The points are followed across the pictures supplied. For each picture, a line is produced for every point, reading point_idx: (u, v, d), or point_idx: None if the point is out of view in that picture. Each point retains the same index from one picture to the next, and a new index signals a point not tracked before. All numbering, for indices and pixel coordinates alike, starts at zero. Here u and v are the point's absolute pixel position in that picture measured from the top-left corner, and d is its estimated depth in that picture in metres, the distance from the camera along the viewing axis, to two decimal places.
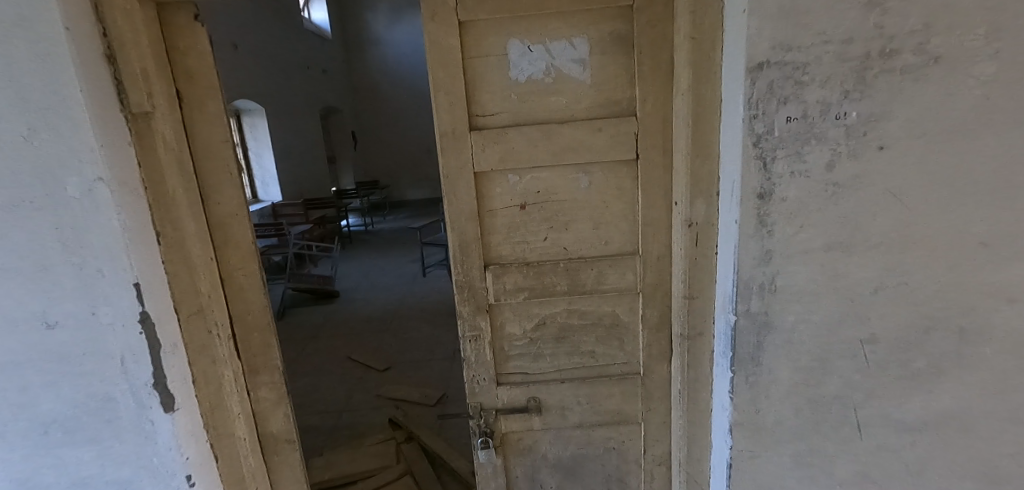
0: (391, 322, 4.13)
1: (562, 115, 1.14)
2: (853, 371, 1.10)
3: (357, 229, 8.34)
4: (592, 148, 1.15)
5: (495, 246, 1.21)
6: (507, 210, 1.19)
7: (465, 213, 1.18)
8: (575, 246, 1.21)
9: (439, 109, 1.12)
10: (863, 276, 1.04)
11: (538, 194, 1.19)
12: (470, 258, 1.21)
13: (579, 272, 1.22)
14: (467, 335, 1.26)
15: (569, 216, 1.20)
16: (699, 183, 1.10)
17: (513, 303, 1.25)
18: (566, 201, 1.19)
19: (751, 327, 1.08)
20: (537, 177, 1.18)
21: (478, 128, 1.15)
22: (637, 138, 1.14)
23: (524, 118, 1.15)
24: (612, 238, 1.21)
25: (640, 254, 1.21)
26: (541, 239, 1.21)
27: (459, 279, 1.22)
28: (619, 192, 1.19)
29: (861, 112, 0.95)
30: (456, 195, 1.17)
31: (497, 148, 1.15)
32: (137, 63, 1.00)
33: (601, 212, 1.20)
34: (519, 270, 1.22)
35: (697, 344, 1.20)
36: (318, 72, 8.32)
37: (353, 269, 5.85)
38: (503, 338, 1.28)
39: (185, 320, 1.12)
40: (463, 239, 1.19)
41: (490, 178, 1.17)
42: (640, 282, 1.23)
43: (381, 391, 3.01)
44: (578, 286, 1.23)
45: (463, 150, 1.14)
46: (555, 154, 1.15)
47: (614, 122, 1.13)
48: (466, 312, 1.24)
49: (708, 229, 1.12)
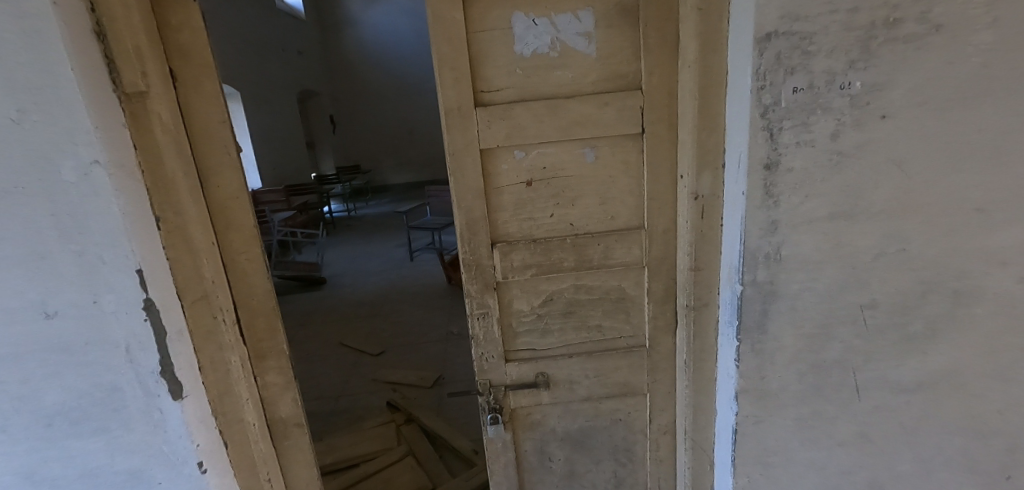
0: (382, 307, 4.10)
1: (568, 90, 1.14)
2: (853, 336, 1.13)
3: (341, 215, 8.22)
4: (599, 123, 1.15)
5: (502, 224, 1.21)
6: (513, 187, 1.19)
7: (472, 190, 1.17)
8: (581, 222, 1.22)
9: (443, 85, 1.10)
10: (865, 244, 1.07)
11: (544, 170, 1.18)
12: (477, 236, 1.21)
13: (586, 249, 1.23)
14: (475, 313, 1.27)
15: (576, 192, 1.20)
16: (706, 155, 1.11)
17: (520, 280, 1.25)
18: (573, 177, 1.19)
19: (757, 297, 1.10)
20: (543, 153, 1.17)
21: (484, 104, 1.13)
22: (642, 111, 1.15)
23: (529, 93, 1.14)
24: (618, 213, 1.22)
25: (646, 228, 1.22)
26: (549, 216, 1.21)
27: (466, 258, 1.22)
28: (625, 166, 1.19)
29: (865, 81, 0.97)
30: (462, 172, 1.16)
31: (503, 124, 1.14)
32: (129, 40, 0.95)
33: (608, 187, 1.20)
34: (526, 248, 1.22)
35: (703, 315, 1.22)
36: (294, 54, 8.08)
37: (339, 255, 5.77)
38: (511, 315, 1.28)
39: (190, 306, 1.10)
40: (470, 217, 1.19)
41: (497, 155, 1.16)
42: (645, 255, 1.24)
43: (377, 376, 3.01)
44: (585, 261, 1.24)
45: (469, 126, 1.13)
46: (562, 130, 1.15)
47: (620, 97, 1.13)
48: (474, 290, 1.24)
49: (714, 202, 1.13)
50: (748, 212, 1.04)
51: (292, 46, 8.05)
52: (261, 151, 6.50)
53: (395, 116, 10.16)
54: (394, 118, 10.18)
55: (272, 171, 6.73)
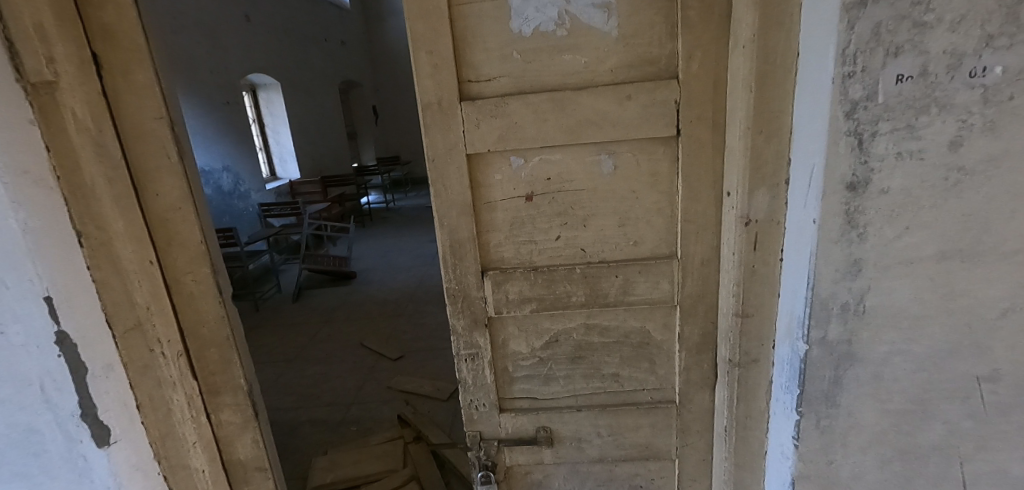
0: (407, 306, 3.95)
1: (578, 79, 0.88)
2: (962, 416, 0.82)
3: (378, 206, 8.17)
4: (619, 123, 0.88)
5: (494, 247, 0.98)
6: (509, 202, 0.95)
7: (457, 206, 0.94)
8: (595, 247, 0.96)
9: (420, 74, 0.87)
10: (990, 296, 0.75)
11: (547, 181, 0.93)
12: (464, 262, 0.98)
13: (601, 282, 0.98)
14: (461, 353, 1.04)
15: (588, 210, 0.94)
16: (762, 168, 0.83)
17: (517, 316, 1.01)
18: (585, 192, 0.93)
19: (827, 359, 0.82)
20: (546, 160, 0.92)
21: (470, 97, 0.90)
22: (677, 107, 0.86)
23: (529, 83, 0.89)
24: (642, 238, 0.95)
25: (678, 258, 0.95)
26: (553, 239, 0.97)
27: (451, 287, 0.99)
28: (653, 178, 0.92)
29: (1012, 66, 0.66)
30: (445, 183, 0.93)
31: (495, 124, 0.90)
32: (30, 19, 0.78)
33: (629, 205, 0.94)
34: (525, 278, 0.98)
35: (751, 373, 0.94)
36: (337, 44, 8.03)
37: (371, 248, 5.68)
38: (505, 357, 1.05)
39: (121, 338, 0.92)
40: (454, 238, 0.96)
41: (487, 162, 0.93)
42: (676, 292, 0.97)
43: (392, 383, 2.83)
44: (599, 298, 0.99)
45: (451, 126, 0.90)
46: (570, 131, 0.89)
47: (648, 88, 0.86)
48: (461, 326, 1.02)
49: (771, 228, 0.85)
50: (820, 247, 0.76)
51: (335, 37, 7.98)
52: (301, 143, 6.36)
53: None
54: None
55: (311, 163, 6.59)
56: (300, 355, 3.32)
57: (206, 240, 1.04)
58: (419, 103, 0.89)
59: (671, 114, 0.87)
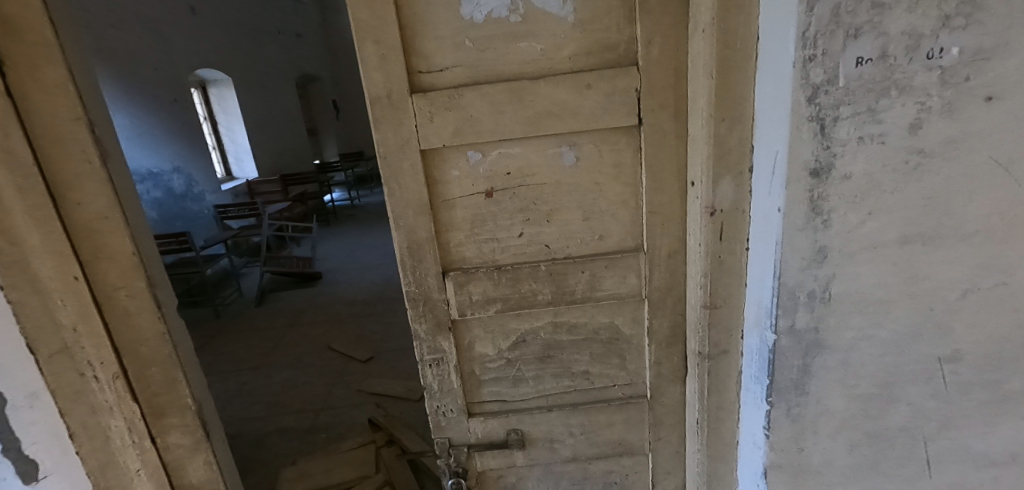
0: (376, 306, 3.85)
1: (536, 67, 0.84)
2: (926, 397, 0.83)
3: (343, 203, 7.95)
4: (580, 113, 0.85)
5: (455, 247, 0.93)
6: (469, 199, 0.91)
7: (413, 205, 0.89)
8: (560, 243, 0.93)
9: (366, 65, 0.81)
10: (950, 278, 0.76)
11: (508, 176, 0.89)
12: (424, 264, 0.93)
13: (567, 279, 0.94)
14: (426, 359, 0.99)
15: (551, 204, 0.91)
16: (726, 156, 0.80)
17: (482, 318, 0.97)
18: (547, 186, 0.90)
19: (795, 348, 0.81)
20: (506, 154, 0.88)
21: (422, 89, 0.84)
22: (638, 95, 0.83)
23: (483, 73, 0.84)
24: (607, 231, 0.93)
25: (645, 251, 0.93)
26: (516, 236, 0.93)
27: (411, 291, 0.94)
28: (615, 170, 0.89)
29: (968, 46, 0.65)
30: (399, 182, 0.87)
31: (449, 117, 0.85)
32: None
33: (593, 198, 0.91)
34: (488, 278, 0.94)
35: (722, 364, 0.93)
36: (293, 36, 7.71)
37: (337, 247, 5.52)
38: (472, 360, 1.01)
39: (46, 362, 0.85)
40: (412, 239, 0.91)
41: (444, 157, 0.88)
42: (644, 285, 0.95)
43: (363, 386, 2.75)
44: (566, 295, 0.96)
45: (403, 120, 0.84)
46: (529, 123, 0.85)
47: (608, 76, 0.82)
48: (423, 331, 0.97)
49: (737, 217, 0.83)
50: (786, 235, 0.75)
51: (291, 29, 7.66)
52: (258, 141, 6.10)
53: None
54: None
55: (270, 161, 6.34)
56: (264, 361, 3.19)
57: (139, 252, 0.95)
58: (367, 96, 0.83)
59: (633, 102, 0.83)
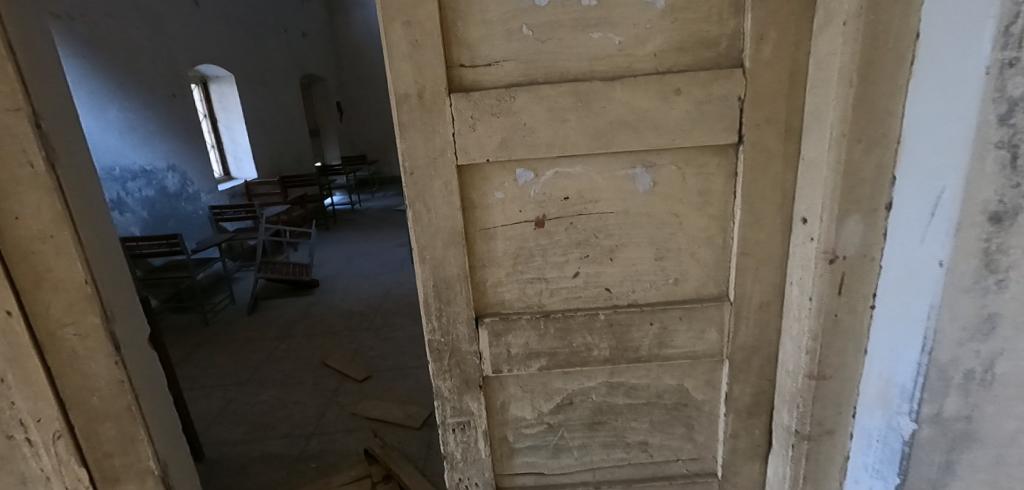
0: (373, 319, 3.64)
1: (608, 65, 0.66)
2: None
3: (342, 207, 7.75)
4: (662, 127, 0.66)
5: (493, 286, 0.76)
6: (514, 228, 0.73)
7: (444, 234, 0.71)
8: (622, 286, 0.76)
9: (393, 55, 0.64)
10: None
11: (566, 201, 0.72)
12: (453, 308, 0.75)
13: (630, 331, 0.76)
14: (449, 422, 0.81)
15: (619, 238, 0.73)
16: (857, 187, 0.62)
17: (521, 374, 0.79)
18: (613, 216, 0.72)
19: (939, 445, 0.59)
20: (564, 174, 0.70)
21: (462, 88, 0.67)
22: (740, 105, 0.65)
23: (543, 71, 0.66)
24: (682, 273, 0.75)
25: (730, 300, 0.74)
26: (571, 275, 0.75)
27: (435, 341, 0.77)
28: (700, 199, 0.71)
29: None
30: (428, 203, 0.70)
31: (497, 124, 0.66)
32: None
33: (669, 233, 0.73)
34: (533, 327, 0.76)
35: (824, 447, 0.74)
36: (298, 35, 7.53)
37: (335, 253, 5.31)
38: (503, 423, 0.83)
39: None
40: (439, 276, 0.73)
41: (484, 174, 0.70)
42: (726, 340, 0.76)
43: (358, 409, 2.53)
44: (627, 350, 0.77)
45: (436, 127, 0.66)
46: (598, 136, 0.67)
47: (703, 82, 0.64)
48: (447, 389, 0.79)
49: (863, 266, 0.65)
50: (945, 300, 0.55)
51: (297, 28, 7.48)
52: (259, 141, 5.90)
53: None
54: None
55: (269, 162, 6.13)
56: (252, 377, 2.97)
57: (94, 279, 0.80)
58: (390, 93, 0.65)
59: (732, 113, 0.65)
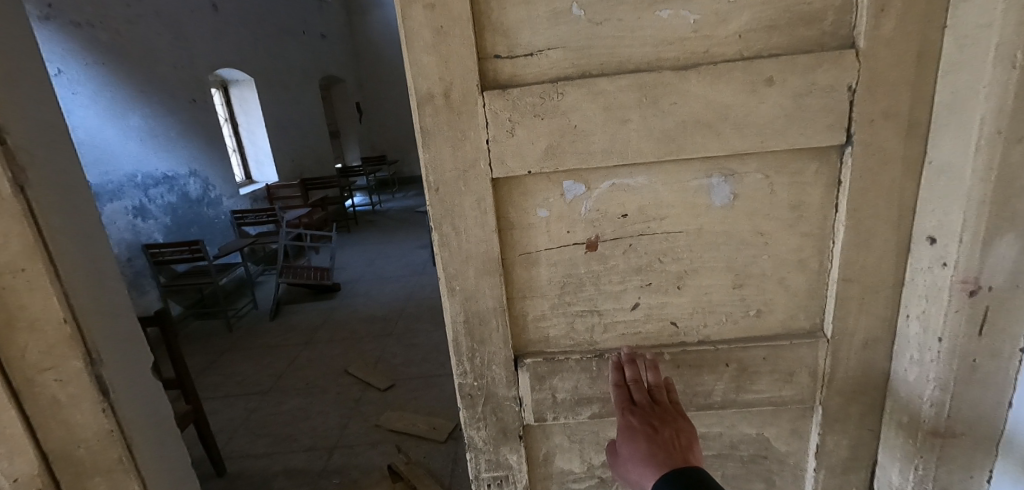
0: (397, 324, 3.56)
1: (674, 50, 0.69)
2: None
3: (364, 208, 7.69)
4: (752, 125, 0.68)
5: (534, 321, 0.84)
6: (558, 251, 0.79)
7: (476, 263, 0.78)
8: (687, 318, 0.82)
9: (413, 44, 0.68)
10: None
11: (623, 218, 0.77)
12: (488, 348, 0.84)
13: (705, 379, 0.83)
14: (485, 478, 0.93)
15: (690, 264, 0.79)
16: (1003, 214, 0.63)
17: (564, 423, 0.90)
18: (682, 236, 0.77)
19: None
20: (624, 188, 0.75)
21: (497, 83, 0.72)
22: (852, 95, 0.66)
23: (592, 60, 0.70)
24: (772, 302, 0.80)
25: (826, 338, 0.79)
26: (629, 307, 0.82)
27: (466, 386, 0.86)
28: (793, 215, 0.75)
29: None
30: (460, 208, 0.75)
31: (539, 128, 0.70)
32: None
33: (753, 254, 0.78)
34: (581, 369, 0.84)
35: (955, 465, 0.76)
36: (317, 36, 7.50)
37: (358, 255, 5.27)
38: (545, 475, 0.95)
39: None
40: (469, 310, 0.81)
41: (526, 185, 0.76)
42: (821, 382, 0.81)
43: (381, 421, 2.45)
44: (700, 397, 0.84)
45: (466, 133, 0.72)
46: (664, 140, 0.70)
47: (802, 72, 0.66)
48: (481, 438, 0.90)
49: (1006, 291, 0.66)
50: None
51: (316, 29, 7.45)
52: (279, 144, 5.89)
53: None
54: None
55: (289, 165, 6.11)
56: (275, 385, 2.92)
57: (72, 316, 0.86)
58: (412, 93, 0.70)
59: (827, 117, 0.68)
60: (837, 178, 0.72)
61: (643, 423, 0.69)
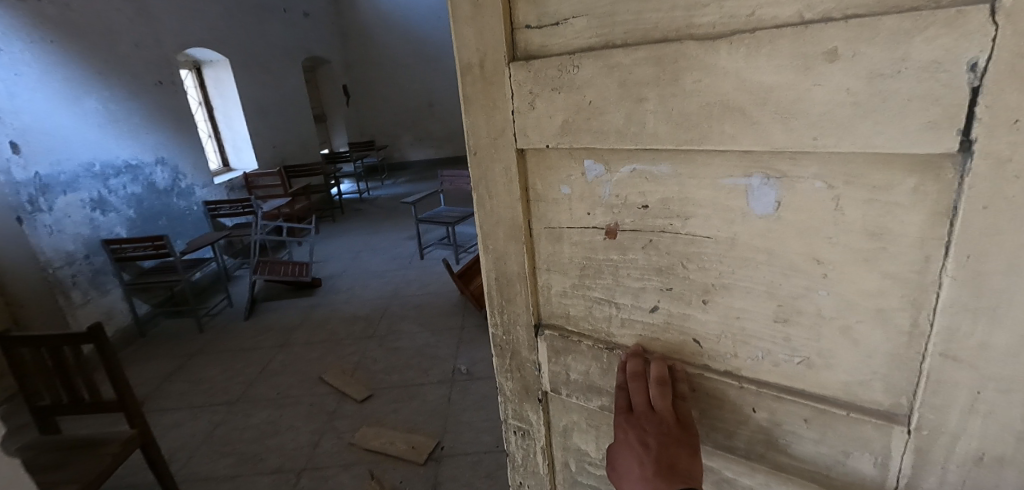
0: (379, 325, 3.34)
1: (711, 12, 0.56)
2: None
3: (351, 196, 7.39)
4: (801, 114, 0.52)
5: (556, 297, 0.87)
6: (578, 232, 0.79)
7: (503, 228, 0.86)
8: (713, 341, 0.70)
9: (459, 18, 0.78)
10: None
11: (645, 210, 0.70)
12: (513, 308, 0.92)
13: (728, 419, 0.71)
14: (512, 426, 1.05)
15: (717, 277, 0.67)
16: None
17: (579, 406, 0.91)
18: (710, 242, 0.66)
19: None
20: (648, 176, 0.68)
21: (527, 52, 0.74)
22: (976, 81, 0.43)
23: (616, 28, 0.64)
24: (831, 355, 0.61)
25: (907, 428, 0.57)
26: (648, 310, 0.75)
27: (498, 338, 0.98)
28: (870, 246, 0.54)
29: None
30: (489, 176, 0.84)
31: (556, 102, 0.70)
32: None
33: (804, 285, 0.60)
34: (593, 358, 0.83)
35: None
36: (300, 15, 7.10)
37: (342, 248, 5.01)
38: (562, 448, 0.99)
39: None
40: (499, 269, 0.91)
41: (550, 161, 0.77)
42: (896, 484, 0.59)
43: (356, 439, 2.23)
44: (722, 436, 0.73)
45: (496, 102, 0.77)
46: (680, 127, 0.60)
47: (882, 45, 0.46)
48: (511, 389, 1.01)
49: None
50: None
51: (298, 6, 7.04)
52: (258, 130, 5.58)
53: (412, 85, 9.01)
54: (410, 87, 9.01)
55: (270, 151, 5.79)
56: (245, 394, 2.70)
57: None
58: (459, 63, 0.81)
59: (923, 110, 0.46)
60: (951, 211, 0.49)
61: (631, 439, 0.68)
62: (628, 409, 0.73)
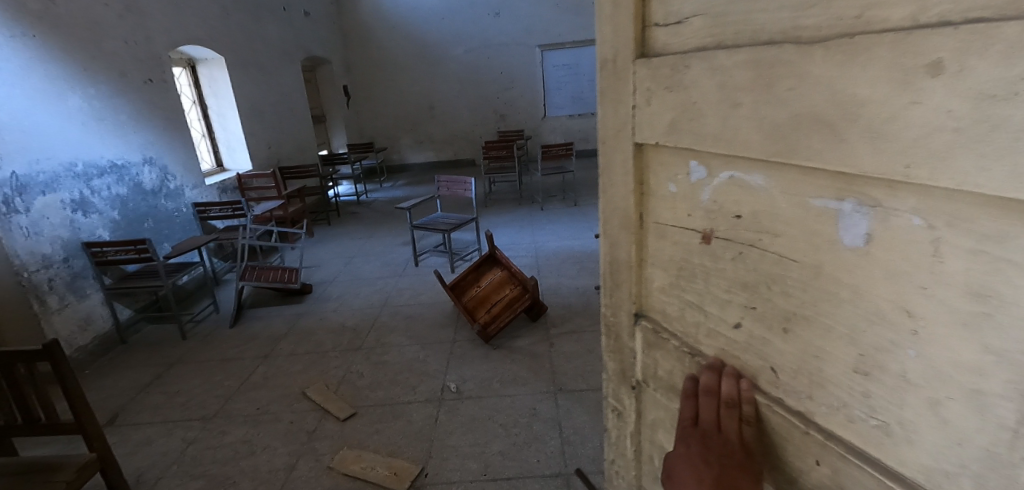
0: (367, 336, 3.21)
1: (817, 14, 0.50)
2: None
3: (348, 199, 7.28)
4: (893, 135, 0.43)
5: (655, 291, 0.87)
6: (678, 231, 0.77)
7: (618, 216, 0.90)
8: (788, 375, 0.63)
9: (604, 16, 0.83)
10: None
11: (739, 219, 0.65)
12: (620, 292, 0.96)
13: (789, 463, 0.65)
14: (611, 405, 1.08)
15: (797, 305, 0.59)
16: None
17: (660, 405, 0.90)
18: (795, 266, 0.58)
19: None
20: (743, 184, 0.63)
21: (654, 50, 0.75)
22: None
23: (732, 30, 0.61)
24: (914, 429, 0.49)
25: None
26: (733, 326, 0.70)
27: (607, 317, 1.02)
28: (974, 309, 0.42)
29: None
30: (611, 165, 0.88)
31: (669, 100, 0.70)
32: None
33: (891, 338, 0.49)
34: (676, 359, 0.82)
35: None
36: (301, 15, 7.02)
37: (336, 253, 4.90)
38: (647, 444, 0.98)
39: None
40: (612, 252, 0.95)
41: (663, 156, 0.77)
42: None
43: (334, 463, 2.11)
44: (784, 481, 0.66)
45: (625, 96, 0.81)
46: (773, 137, 0.55)
47: (994, 60, 0.36)
48: (612, 369, 1.04)
49: None
50: None
51: (298, 6, 6.95)
52: (253, 130, 5.48)
53: (411, 87, 8.89)
54: (410, 89, 8.90)
55: (265, 152, 5.69)
56: (221, 410, 2.57)
57: None
58: (600, 58, 0.86)
59: None
60: None
61: (693, 454, 0.67)
62: (694, 422, 0.71)
